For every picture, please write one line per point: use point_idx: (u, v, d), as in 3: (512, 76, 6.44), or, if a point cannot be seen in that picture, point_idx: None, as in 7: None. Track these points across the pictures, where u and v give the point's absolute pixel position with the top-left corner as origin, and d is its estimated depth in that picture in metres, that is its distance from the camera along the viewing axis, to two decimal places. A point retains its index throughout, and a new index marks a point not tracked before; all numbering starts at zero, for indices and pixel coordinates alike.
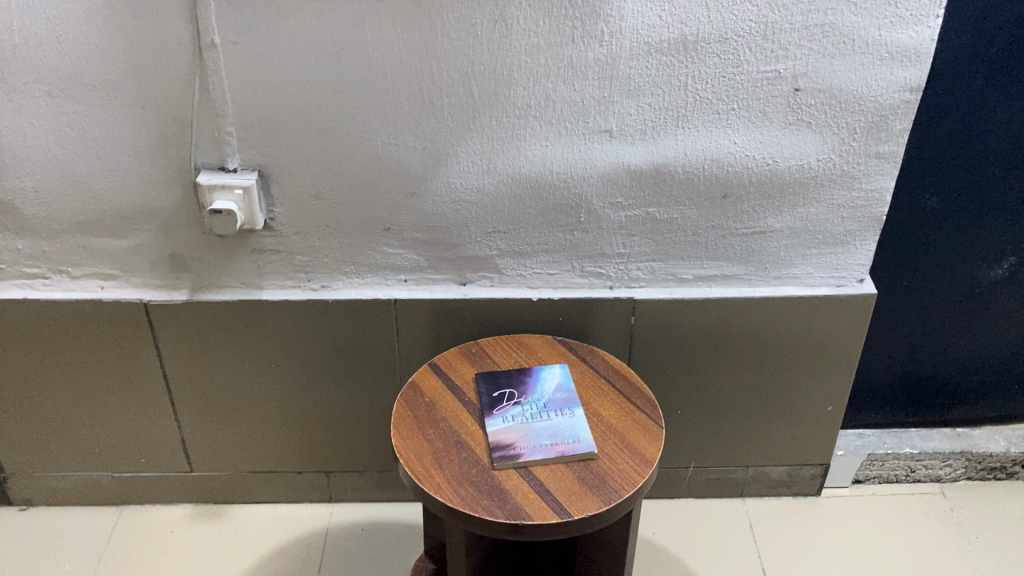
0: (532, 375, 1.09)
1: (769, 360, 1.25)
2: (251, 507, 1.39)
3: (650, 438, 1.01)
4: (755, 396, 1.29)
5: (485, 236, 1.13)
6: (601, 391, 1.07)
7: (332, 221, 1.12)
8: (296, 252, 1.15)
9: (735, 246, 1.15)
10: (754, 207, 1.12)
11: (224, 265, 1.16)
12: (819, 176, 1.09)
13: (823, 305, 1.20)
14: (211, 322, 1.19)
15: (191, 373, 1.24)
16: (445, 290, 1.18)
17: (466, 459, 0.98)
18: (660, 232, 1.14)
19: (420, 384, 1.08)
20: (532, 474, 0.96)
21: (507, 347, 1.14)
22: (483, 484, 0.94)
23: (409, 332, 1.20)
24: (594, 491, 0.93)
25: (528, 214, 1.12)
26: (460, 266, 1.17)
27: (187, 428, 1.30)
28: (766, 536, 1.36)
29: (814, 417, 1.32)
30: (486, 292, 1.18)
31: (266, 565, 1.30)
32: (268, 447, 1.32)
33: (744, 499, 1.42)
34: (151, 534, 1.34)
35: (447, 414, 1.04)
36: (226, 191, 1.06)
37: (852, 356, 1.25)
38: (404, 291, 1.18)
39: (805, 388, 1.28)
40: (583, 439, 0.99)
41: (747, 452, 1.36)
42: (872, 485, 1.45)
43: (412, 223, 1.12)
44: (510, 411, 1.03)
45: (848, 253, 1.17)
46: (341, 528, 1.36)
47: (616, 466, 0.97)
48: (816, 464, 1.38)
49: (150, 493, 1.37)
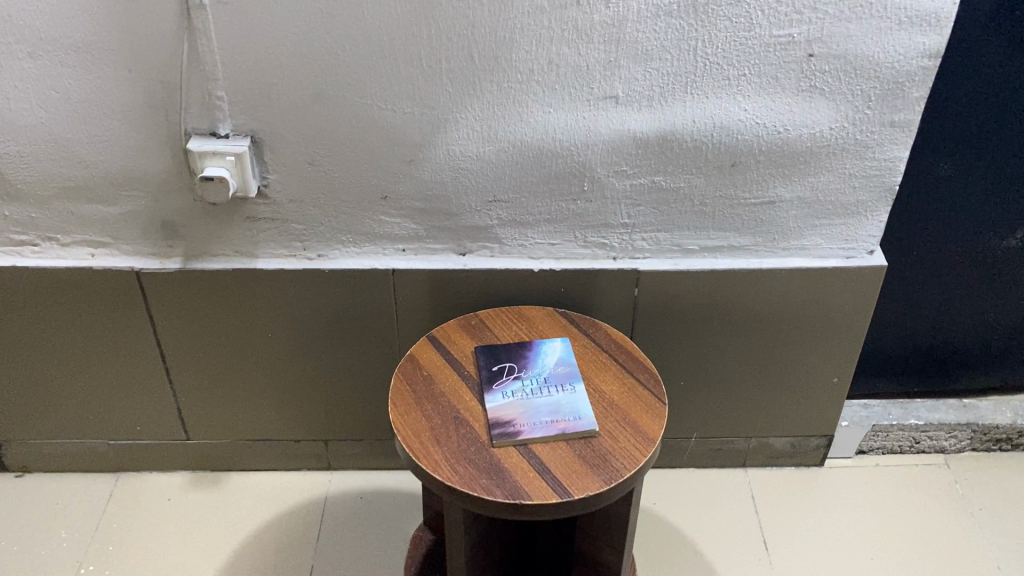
0: (533, 348, 1.06)
1: (775, 332, 1.22)
2: (248, 474, 1.38)
3: (652, 415, 0.99)
4: (759, 368, 1.26)
5: (486, 205, 1.10)
6: (603, 365, 1.05)
7: (329, 189, 1.08)
8: (291, 219, 1.11)
9: (743, 216, 1.12)
10: (763, 175, 1.08)
11: (217, 233, 1.12)
12: (831, 145, 1.06)
13: (832, 276, 1.17)
14: (204, 291, 1.16)
15: (186, 340, 1.22)
16: (444, 260, 1.15)
17: (465, 436, 0.96)
18: (667, 201, 1.10)
19: (418, 357, 1.05)
20: (532, 452, 0.94)
21: (507, 319, 1.11)
22: (483, 462, 0.93)
23: (407, 302, 1.18)
24: (594, 470, 0.92)
25: (530, 183, 1.08)
26: (460, 236, 1.13)
27: (183, 396, 1.28)
28: (767, 507, 1.35)
29: (819, 389, 1.29)
30: (486, 262, 1.15)
31: (263, 533, 1.29)
32: (265, 415, 1.31)
33: (746, 469, 1.41)
34: (148, 502, 1.33)
35: (445, 388, 1.01)
36: (218, 157, 1.03)
37: (860, 327, 1.22)
38: (402, 261, 1.15)
39: (811, 360, 1.26)
40: (585, 416, 0.97)
41: (750, 424, 1.34)
42: (875, 456, 1.44)
43: (411, 191, 1.09)
44: (510, 386, 1.01)
45: (859, 224, 1.14)
46: (340, 496, 1.35)
47: (618, 444, 0.95)
48: (821, 436, 1.36)
49: (147, 460, 1.36)
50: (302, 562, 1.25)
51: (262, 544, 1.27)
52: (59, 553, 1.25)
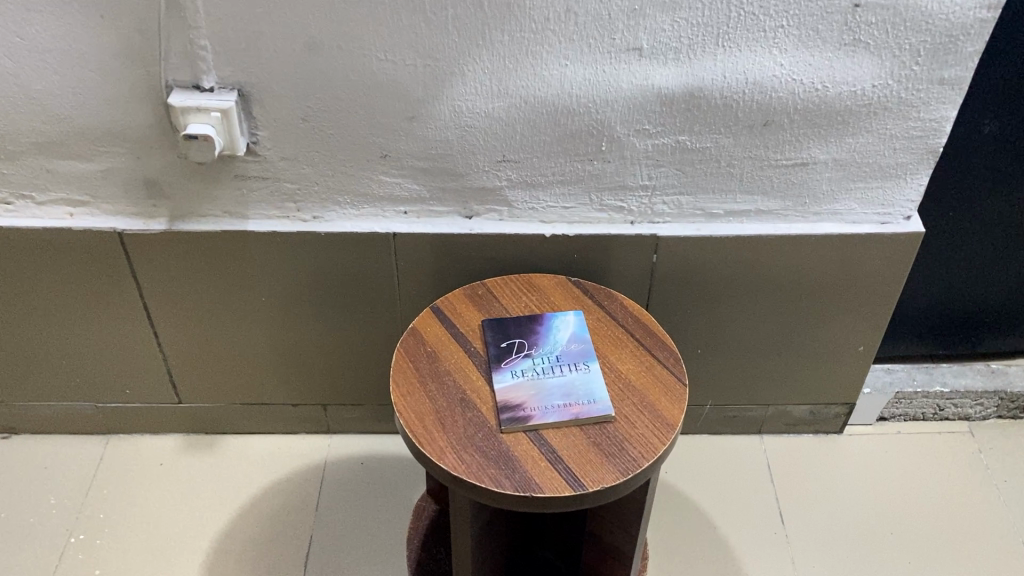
0: (544, 322, 0.99)
1: (800, 299, 1.15)
2: (244, 437, 1.32)
3: (672, 397, 0.92)
4: (782, 336, 1.19)
5: (495, 165, 1.02)
6: (619, 341, 0.98)
7: (324, 147, 1.00)
8: (283, 178, 1.03)
9: (773, 178, 1.03)
10: (797, 135, 0.99)
11: (205, 193, 1.04)
12: (873, 104, 0.97)
13: (865, 243, 1.09)
14: (192, 252, 1.08)
15: (174, 303, 1.15)
16: (449, 223, 1.07)
17: (472, 420, 0.89)
18: (691, 162, 1.02)
19: (421, 331, 0.98)
20: (544, 439, 0.88)
21: (517, 288, 1.04)
22: (491, 450, 0.87)
23: (410, 267, 1.10)
24: (610, 460, 0.86)
25: (543, 142, 1.00)
26: (466, 198, 1.05)
27: (172, 359, 1.22)
28: (784, 477, 1.30)
29: (842, 358, 1.23)
30: (494, 226, 1.07)
31: (260, 501, 1.24)
32: (260, 380, 1.24)
33: (762, 437, 1.35)
34: (140, 466, 1.28)
35: (451, 367, 0.95)
36: (202, 113, 0.94)
37: (890, 296, 1.15)
38: (403, 224, 1.07)
39: (838, 328, 1.19)
40: (599, 399, 0.91)
41: (769, 391, 1.27)
42: (897, 423, 1.38)
43: (413, 150, 1.00)
44: (520, 365, 0.94)
45: (897, 188, 1.05)
46: (340, 462, 1.29)
47: (635, 430, 0.89)
48: (841, 404, 1.30)
49: (138, 422, 1.30)
50: (301, 532, 1.21)
51: (259, 513, 1.23)
52: (48, 522, 1.20)
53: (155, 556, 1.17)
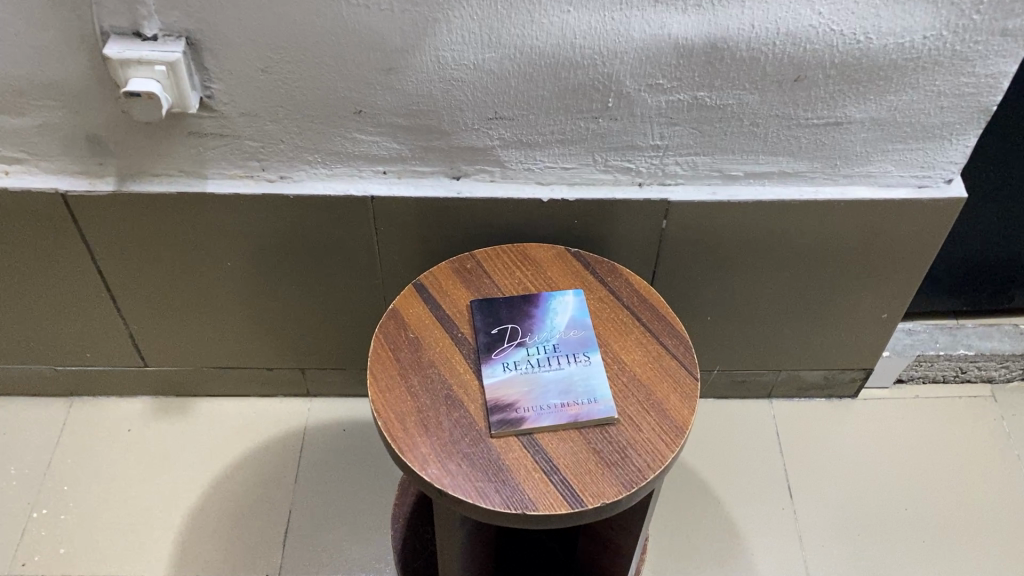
0: (540, 303, 0.89)
1: (822, 265, 1.04)
2: (218, 400, 1.24)
3: (682, 394, 0.83)
4: (800, 302, 1.09)
5: (485, 122, 0.89)
6: (624, 327, 0.88)
7: (288, 101, 0.87)
8: (244, 136, 0.90)
9: (802, 138, 0.91)
10: (831, 93, 0.87)
11: (157, 151, 0.91)
12: (921, 58, 0.83)
13: (899, 209, 0.97)
14: (147, 215, 0.97)
15: (131, 266, 1.04)
16: (434, 185, 0.95)
17: (458, 421, 0.80)
18: (709, 120, 0.89)
19: (402, 314, 0.88)
20: (538, 445, 0.79)
21: (510, 262, 0.93)
22: (479, 458, 0.78)
23: (391, 232, 0.99)
24: (612, 470, 0.77)
25: (541, 97, 0.87)
26: (453, 157, 0.93)
27: (134, 323, 1.12)
28: (793, 446, 1.22)
29: (864, 324, 1.13)
30: (484, 189, 0.95)
31: (235, 471, 1.16)
32: (231, 344, 1.15)
33: (770, 401, 1.27)
34: (107, 433, 1.19)
35: (435, 357, 0.85)
36: (144, 66, 0.80)
37: (922, 263, 1.04)
38: (382, 186, 0.95)
39: (861, 295, 1.09)
40: (601, 398, 0.81)
41: (783, 357, 1.18)
42: (915, 386, 1.29)
43: (391, 105, 0.87)
44: (512, 356, 0.84)
45: (940, 149, 0.93)
46: (320, 427, 1.21)
47: (640, 434, 0.80)
48: (859, 369, 1.21)
49: (103, 384, 1.21)
50: (279, 507, 1.13)
51: (234, 484, 1.15)
52: (9, 495, 1.13)
53: (124, 533, 1.10)
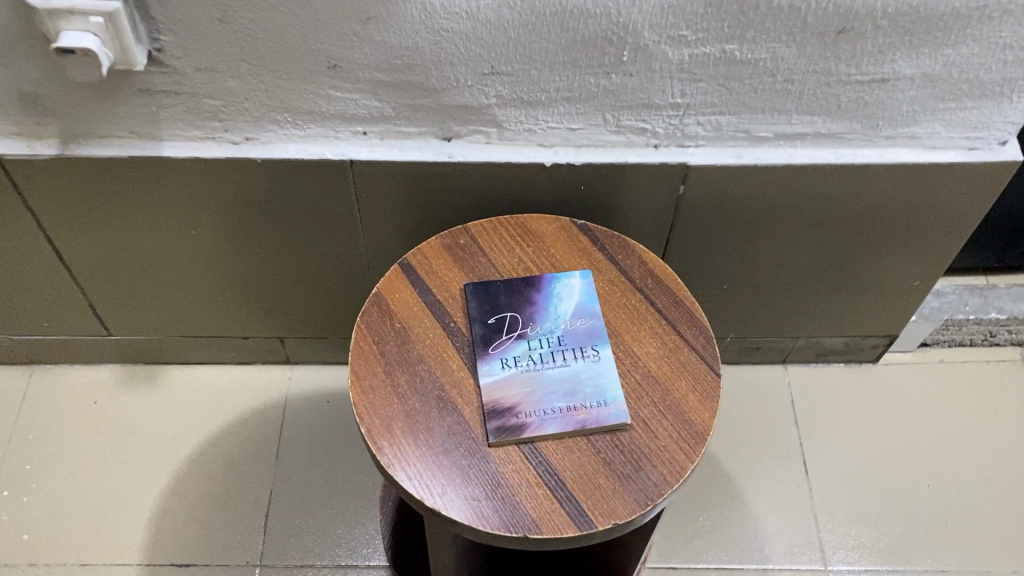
0: (543, 288, 0.79)
1: (854, 231, 0.94)
2: (191, 368, 1.14)
3: (702, 395, 0.74)
4: (826, 269, 1.00)
5: (480, 78, 0.77)
6: (637, 315, 0.78)
7: (250, 55, 0.74)
8: (202, 93, 0.78)
9: (842, 96, 0.80)
10: (880, 46, 0.75)
11: (102, 110, 0.79)
12: (988, 6, 0.71)
13: (945, 173, 0.87)
14: (97, 180, 0.85)
15: (85, 233, 0.93)
16: (422, 147, 0.84)
17: (452, 427, 0.71)
18: (738, 76, 0.77)
19: (386, 300, 0.78)
20: (542, 455, 0.70)
21: (509, 237, 0.83)
22: (474, 472, 0.69)
23: (373, 198, 0.88)
24: (624, 485, 0.69)
25: (546, 50, 0.74)
26: (443, 116, 0.81)
27: (93, 291, 1.01)
28: (809, 417, 1.14)
29: (893, 291, 1.04)
30: (479, 152, 0.84)
31: (211, 447, 1.08)
32: (202, 312, 1.05)
33: (785, 366, 1.19)
34: (71, 405, 1.11)
35: (425, 351, 0.75)
36: (77, 17, 0.68)
37: (963, 229, 0.94)
38: (362, 148, 0.84)
39: (892, 262, 0.99)
40: (612, 401, 0.72)
41: (803, 323, 1.09)
42: (940, 349, 1.20)
43: (370, 59, 0.75)
44: (512, 351, 0.75)
45: (997, 108, 0.82)
46: (302, 398, 1.12)
47: (655, 443, 0.71)
48: (883, 336, 1.12)
49: (65, 352, 1.11)
50: (258, 487, 1.05)
51: (210, 462, 1.07)
52: None
53: (93, 516, 1.02)
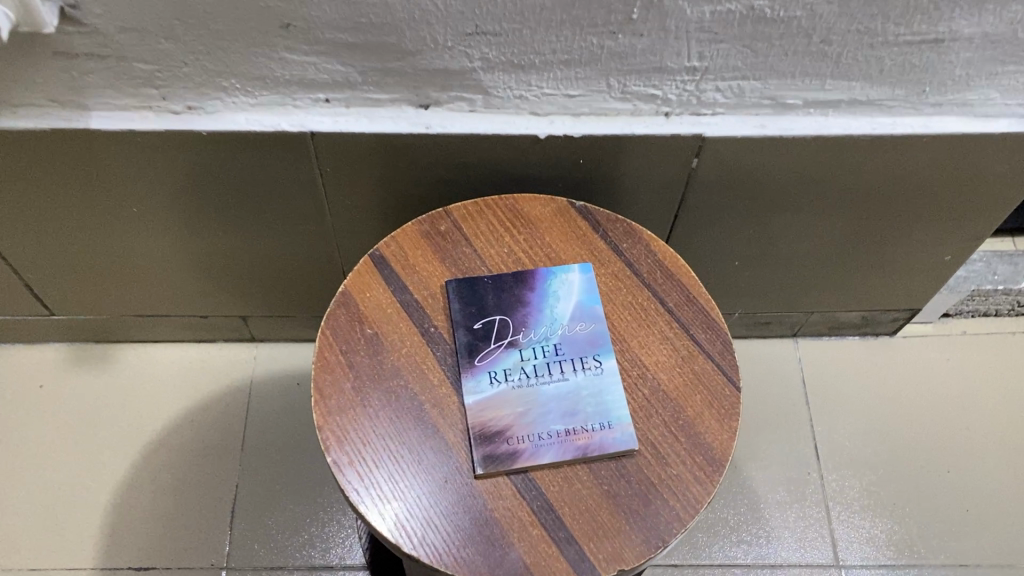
0: (537, 286, 0.69)
1: (884, 205, 0.84)
2: (147, 346, 1.04)
3: (719, 412, 0.64)
4: (849, 243, 0.90)
5: (463, 39, 0.65)
6: (644, 316, 0.68)
7: (184, 13, 0.61)
8: (132, 57, 0.65)
9: (885, 59, 0.68)
10: (939, 2, 0.62)
11: (14, 76, 0.67)
12: None
13: (996, 144, 0.75)
14: (17, 155, 0.73)
15: (11, 212, 0.81)
16: (394, 116, 0.72)
17: (432, 456, 0.62)
18: (766, 37, 0.65)
19: (356, 300, 0.67)
20: (536, 487, 0.60)
21: (497, 223, 0.72)
22: (457, 510, 0.59)
23: (340, 172, 0.76)
24: (631, 523, 0.59)
25: (541, 7, 0.62)
26: (419, 82, 0.69)
27: (29, 271, 0.90)
28: (821, 395, 1.06)
29: (922, 264, 0.94)
30: (461, 122, 0.72)
31: (170, 436, 0.99)
32: (154, 290, 0.94)
33: (796, 340, 1.10)
34: (16, 389, 1.01)
35: (401, 362, 0.65)
36: None
37: (1006, 203, 0.84)
38: (325, 118, 0.72)
39: (923, 235, 0.89)
40: (617, 423, 0.63)
41: (818, 297, 1.00)
42: (962, 319, 1.12)
43: (330, 17, 0.62)
44: (502, 363, 0.65)
45: None
46: (270, 379, 1.03)
47: (667, 471, 0.62)
48: (904, 310, 1.03)
49: (6, 331, 1.01)
50: (223, 480, 0.96)
51: (169, 452, 0.98)
52: None
53: (41, 514, 0.93)
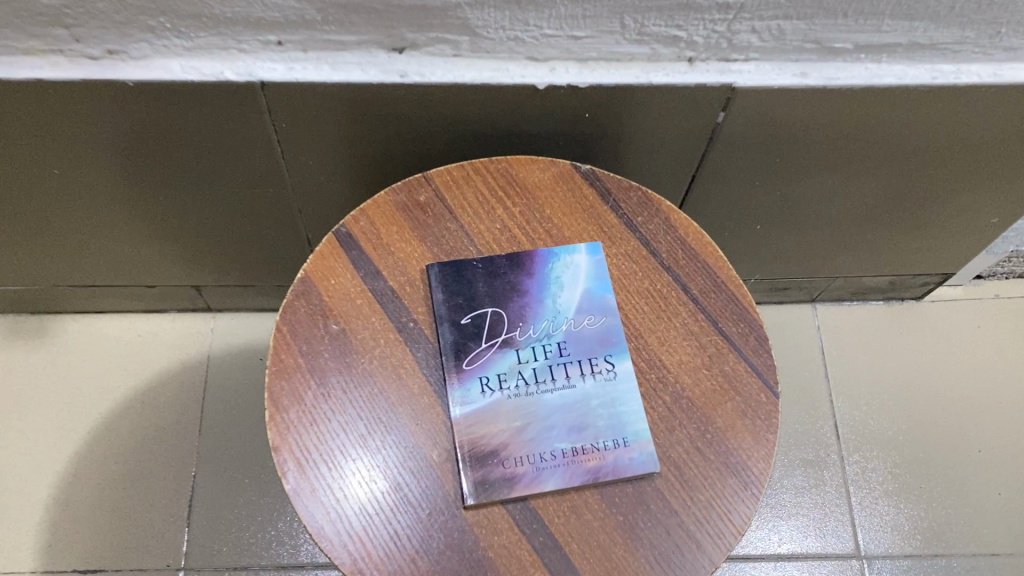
0: (537, 269, 0.57)
1: (932, 164, 0.73)
2: (92, 316, 0.93)
3: (753, 423, 0.54)
4: (886, 204, 0.79)
5: None
6: (663, 306, 0.57)
7: None
8: None
9: None
10: None
11: None
12: None
13: None
14: None
15: None
16: (362, 62, 0.59)
17: (414, 486, 0.51)
18: None
19: (319, 288, 0.56)
20: (537, 518, 0.50)
21: (487, 191, 0.60)
22: (443, 551, 0.49)
23: (298, 128, 0.64)
24: (651, 560, 0.49)
25: None
26: (390, 20, 0.56)
27: None
28: (841, 366, 0.96)
29: (963, 226, 0.83)
30: (443, 70, 0.60)
31: (119, 420, 0.88)
32: (91, 258, 0.82)
33: (814, 305, 1.00)
34: None
35: (373, 366, 0.54)
36: None
37: None
38: (277, 65, 0.59)
39: (970, 196, 0.78)
40: (633, 441, 0.52)
41: (843, 262, 0.90)
42: (994, 282, 1.02)
43: None
44: (495, 367, 0.54)
45: None
46: (232, 354, 0.92)
47: (692, 497, 0.51)
48: (936, 274, 0.93)
49: None
50: (179, 469, 0.86)
51: (119, 437, 0.87)
52: None
53: None
